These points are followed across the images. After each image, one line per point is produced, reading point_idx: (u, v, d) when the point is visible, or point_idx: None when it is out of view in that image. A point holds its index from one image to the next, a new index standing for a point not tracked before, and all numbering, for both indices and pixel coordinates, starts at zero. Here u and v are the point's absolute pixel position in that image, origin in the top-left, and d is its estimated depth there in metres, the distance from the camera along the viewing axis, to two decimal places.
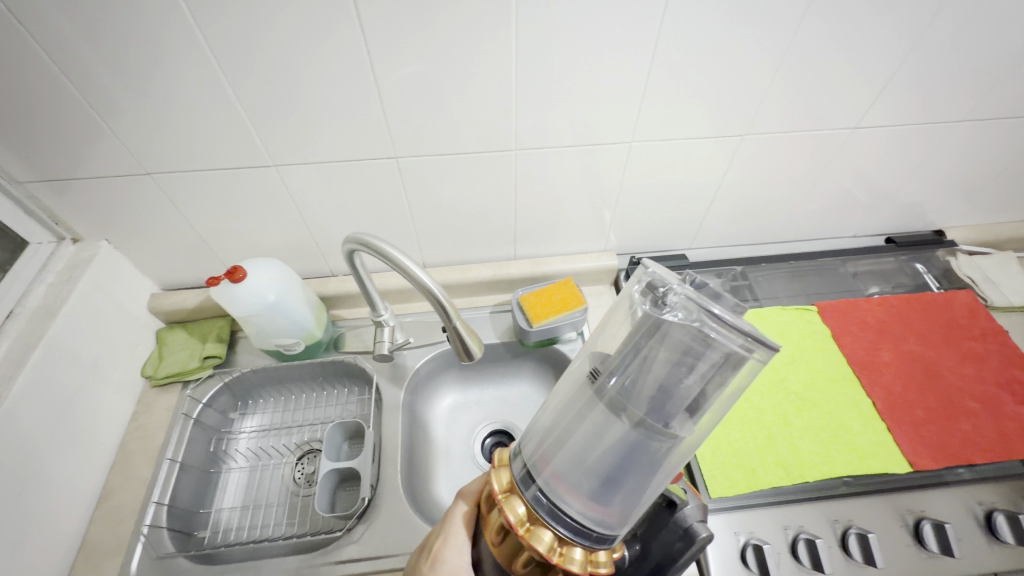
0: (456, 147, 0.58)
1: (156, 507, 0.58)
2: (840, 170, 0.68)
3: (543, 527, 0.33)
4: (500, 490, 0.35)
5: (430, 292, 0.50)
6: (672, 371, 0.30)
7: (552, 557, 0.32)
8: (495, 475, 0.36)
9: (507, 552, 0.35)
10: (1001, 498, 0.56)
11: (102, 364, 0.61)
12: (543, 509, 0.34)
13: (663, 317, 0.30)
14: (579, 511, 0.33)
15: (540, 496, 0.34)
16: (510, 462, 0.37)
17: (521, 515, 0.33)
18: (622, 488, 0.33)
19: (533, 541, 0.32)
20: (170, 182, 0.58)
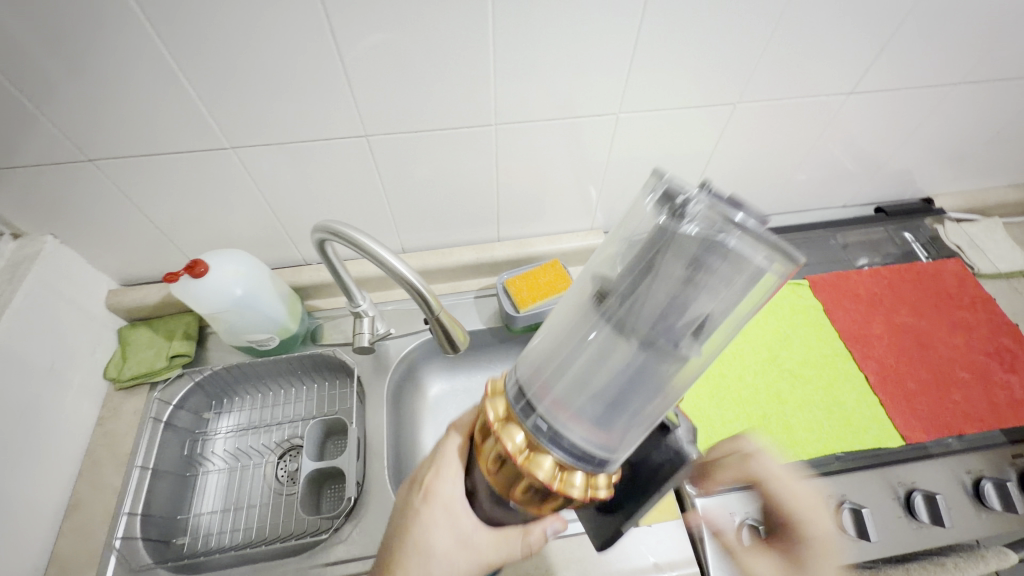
0: (432, 123, 0.54)
1: (128, 518, 0.54)
2: (833, 139, 0.66)
3: (543, 453, 0.29)
4: (495, 419, 0.31)
5: (408, 282, 0.47)
6: (687, 282, 0.28)
7: (553, 486, 0.29)
8: (489, 403, 0.32)
9: (503, 483, 0.32)
10: (989, 466, 0.57)
11: (58, 369, 0.56)
12: (543, 436, 0.30)
13: (682, 228, 0.28)
14: (582, 438, 0.30)
15: (540, 422, 0.30)
16: (504, 389, 0.33)
17: (518, 445, 0.30)
18: (626, 412, 0.30)
19: (533, 469, 0.29)
20: (117, 169, 0.52)
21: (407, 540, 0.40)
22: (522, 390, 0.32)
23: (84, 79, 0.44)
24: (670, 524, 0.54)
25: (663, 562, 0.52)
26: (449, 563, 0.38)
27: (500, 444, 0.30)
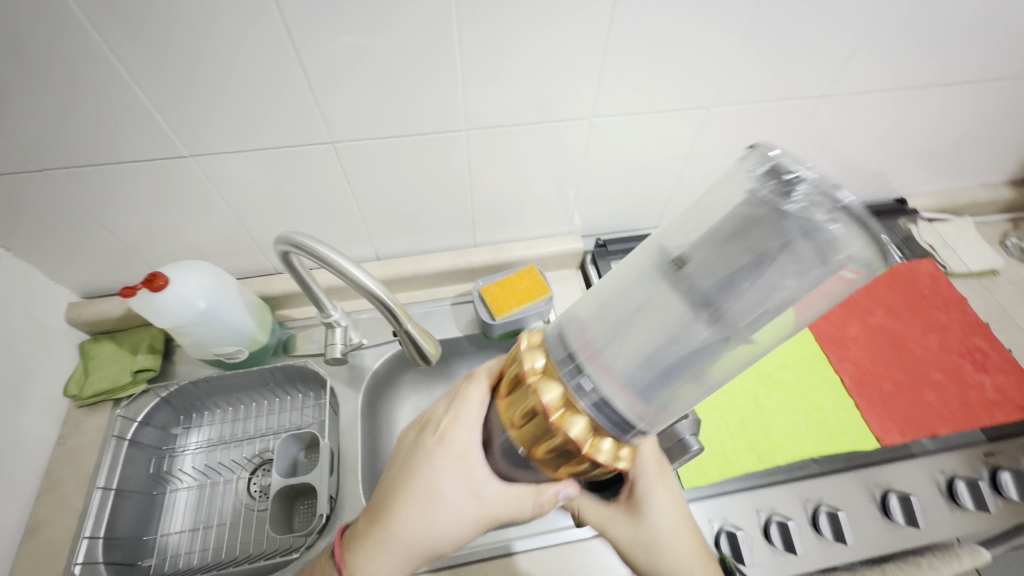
0: (401, 129, 0.52)
1: (89, 542, 0.52)
2: (807, 140, 0.66)
3: (578, 414, 0.30)
4: (532, 372, 0.31)
5: (375, 295, 0.46)
6: (771, 260, 0.27)
7: (583, 446, 0.30)
8: (528, 354, 0.32)
9: (527, 435, 0.32)
10: (962, 465, 0.57)
11: (15, 388, 0.54)
12: (585, 398, 0.30)
13: (787, 204, 0.27)
14: (625, 408, 0.29)
15: (584, 382, 0.30)
16: (545, 345, 0.33)
17: (554, 400, 0.30)
18: (673, 385, 0.29)
19: (566, 426, 0.29)
20: (71, 180, 0.50)
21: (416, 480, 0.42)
22: (569, 347, 0.32)
23: (28, 87, 0.42)
24: None
25: None
26: (458, 505, 0.41)
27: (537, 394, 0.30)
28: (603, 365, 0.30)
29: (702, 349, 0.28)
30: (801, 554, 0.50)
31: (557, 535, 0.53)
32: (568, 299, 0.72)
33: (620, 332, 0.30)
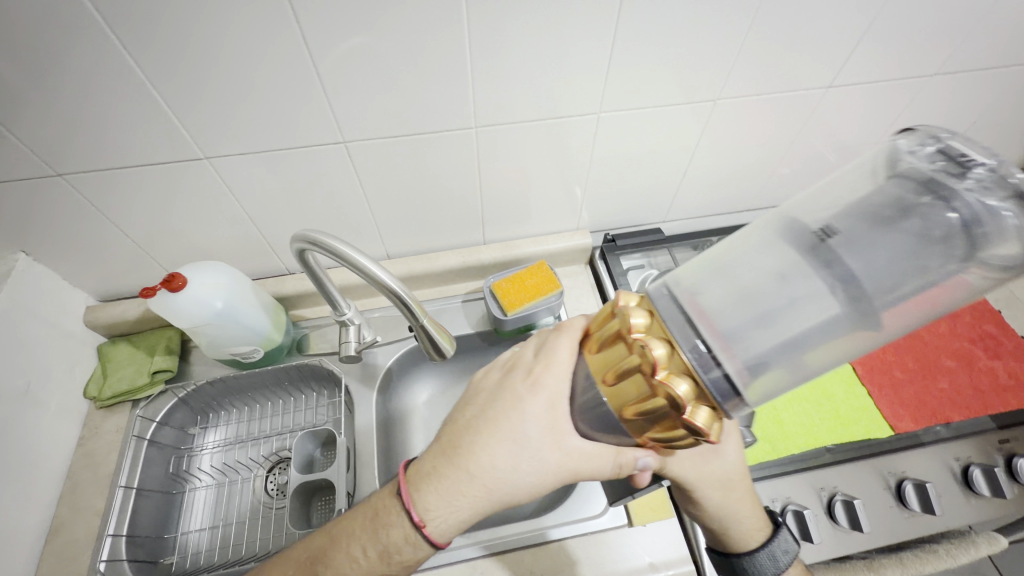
0: (411, 127, 0.53)
1: (113, 540, 0.53)
2: (813, 131, 0.66)
3: (683, 375, 0.28)
4: (638, 327, 0.30)
5: (391, 289, 0.46)
6: (923, 240, 0.26)
7: (688, 409, 0.28)
8: (632, 310, 0.31)
9: (623, 393, 0.31)
10: (976, 452, 0.57)
11: (36, 390, 0.55)
12: (693, 358, 0.29)
13: (959, 180, 0.27)
14: (734, 378, 0.28)
15: (698, 342, 0.29)
16: (652, 306, 0.32)
17: (662, 357, 0.29)
18: (794, 356, 0.28)
19: (670, 384, 0.28)
20: (89, 184, 0.51)
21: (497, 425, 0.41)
22: (680, 308, 0.30)
23: (48, 92, 0.43)
24: (663, 524, 0.54)
25: (659, 562, 0.52)
26: (541, 454, 0.39)
27: (645, 349, 0.29)
28: (715, 325, 0.29)
29: (830, 324, 0.27)
30: (817, 542, 0.51)
31: (580, 527, 0.54)
32: (578, 295, 0.73)
33: (737, 291, 0.29)
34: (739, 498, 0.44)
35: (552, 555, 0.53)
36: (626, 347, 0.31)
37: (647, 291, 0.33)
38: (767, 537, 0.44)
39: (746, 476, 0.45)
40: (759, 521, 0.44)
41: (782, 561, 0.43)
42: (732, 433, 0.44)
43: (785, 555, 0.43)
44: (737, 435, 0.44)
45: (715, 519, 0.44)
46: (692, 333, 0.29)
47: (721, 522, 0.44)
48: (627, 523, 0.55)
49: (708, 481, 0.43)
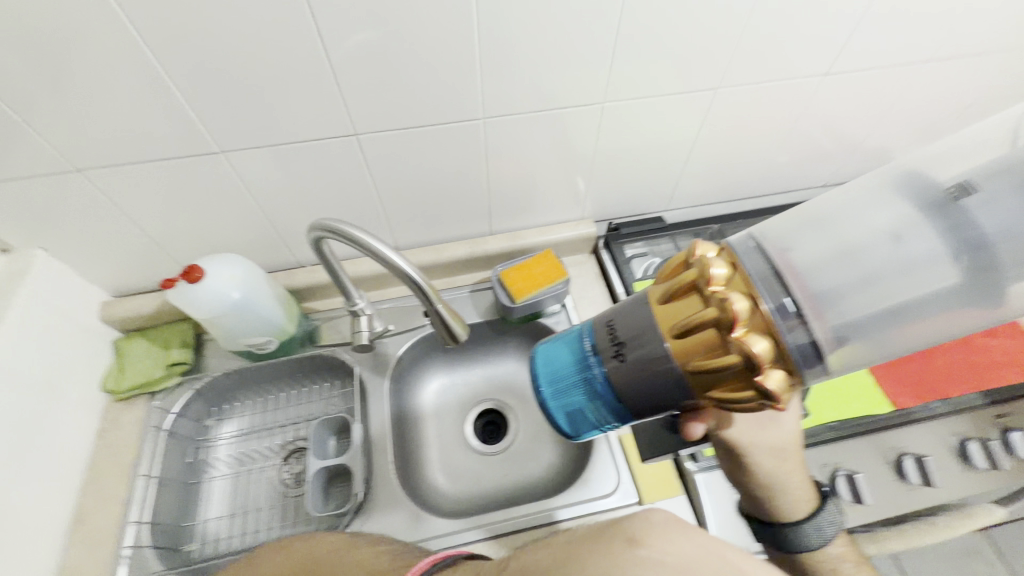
0: (421, 118, 0.54)
1: (136, 527, 0.55)
2: (811, 119, 0.68)
3: (761, 336, 0.32)
4: (720, 284, 0.34)
5: (406, 276, 0.47)
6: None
7: (762, 367, 0.31)
8: (715, 266, 0.34)
9: (692, 345, 0.34)
10: (973, 427, 0.59)
11: (56, 383, 0.56)
12: (772, 314, 0.33)
13: None
14: (813, 340, 0.33)
15: (785, 300, 0.33)
16: (739, 264, 0.35)
17: (743, 313, 0.32)
18: (886, 323, 0.34)
19: (750, 343, 0.31)
20: (106, 179, 0.52)
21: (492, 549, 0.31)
22: (771, 263, 0.35)
23: (72, 88, 0.44)
24: (670, 501, 0.56)
25: None
26: None
27: (727, 302, 0.32)
28: (805, 281, 0.34)
29: (937, 294, 0.33)
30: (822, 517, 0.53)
31: (589, 507, 0.57)
32: (583, 283, 0.74)
33: (844, 249, 0.35)
34: (790, 468, 0.46)
35: None
36: (704, 300, 0.34)
37: (730, 245, 0.37)
38: (815, 509, 0.45)
39: (799, 448, 0.47)
40: (807, 493, 0.46)
41: (827, 532, 0.44)
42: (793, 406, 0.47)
43: (831, 526, 0.44)
44: (794, 410, 0.48)
45: (763, 486, 0.46)
46: (779, 289, 0.34)
47: (771, 490, 0.46)
48: (636, 501, 0.57)
49: (761, 447, 0.46)
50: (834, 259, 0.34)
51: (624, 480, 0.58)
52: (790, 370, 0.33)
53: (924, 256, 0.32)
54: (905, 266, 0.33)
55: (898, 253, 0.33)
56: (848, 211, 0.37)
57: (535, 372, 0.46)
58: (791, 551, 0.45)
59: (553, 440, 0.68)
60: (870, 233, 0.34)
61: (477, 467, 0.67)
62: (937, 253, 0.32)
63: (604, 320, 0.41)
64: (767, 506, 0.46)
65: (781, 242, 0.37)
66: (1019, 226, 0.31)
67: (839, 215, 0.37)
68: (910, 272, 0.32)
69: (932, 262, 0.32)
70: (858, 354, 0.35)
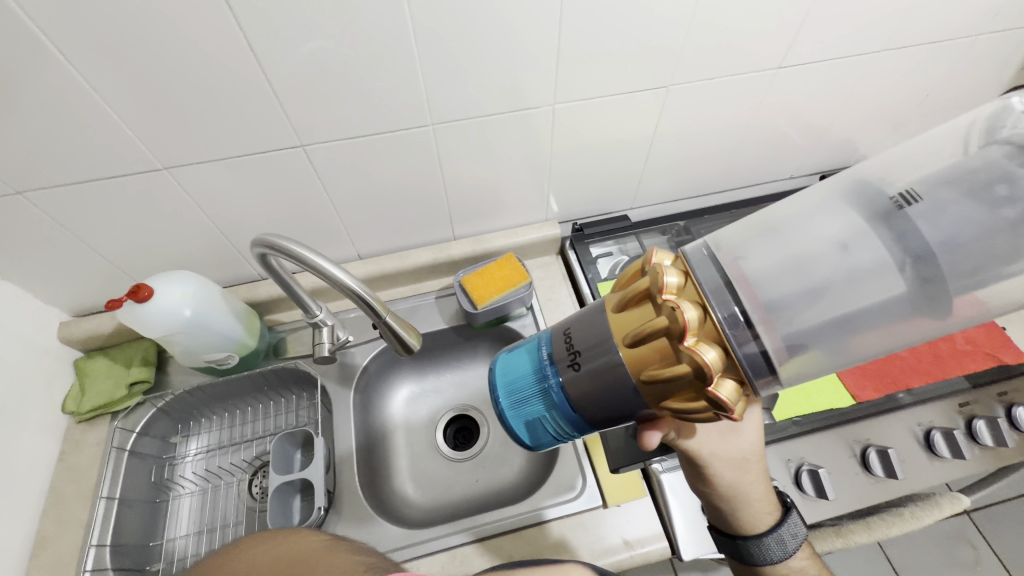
0: (369, 127, 0.53)
1: (97, 550, 0.54)
2: (771, 109, 0.67)
3: (711, 347, 0.31)
4: (672, 292, 0.33)
5: (351, 290, 0.47)
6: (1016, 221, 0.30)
7: (712, 377, 0.30)
8: (668, 273, 0.33)
9: (647, 354, 0.33)
10: (939, 416, 0.59)
11: (12, 408, 0.55)
12: (721, 324, 0.32)
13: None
14: (764, 348, 0.33)
15: (735, 311, 0.33)
16: (692, 271, 0.34)
17: (692, 322, 0.31)
18: (828, 330, 0.33)
19: (701, 354, 0.30)
20: (49, 200, 0.51)
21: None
22: (722, 271, 0.34)
23: (3, 114, 0.43)
24: (636, 503, 0.55)
25: (633, 540, 0.53)
26: None
27: (677, 311, 0.31)
28: (756, 293, 0.33)
29: (875, 297, 0.32)
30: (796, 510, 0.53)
31: (558, 509, 0.56)
32: (550, 285, 0.74)
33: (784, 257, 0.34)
34: (752, 478, 0.46)
35: (531, 540, 0.55)
36: (656, 309, 0.33)
37: (685, 254, 0.36)
38: (776, 520, 0.44)
39: (761, 457, 0.47)
40: (770, 504, 0.45)
41: (790, 545, 0.43)
42: (751, 414, 0.46)
43: (793, 539, 0.43)
44: (755, 417, 0.47)
45: (727, 495, 0.45)
46: (729, 299, 0.33)
47: (733, 500, 0.45)
48: (602, 504, 0.56)
49: (721, 458, 0.45)
50: (768, 262, 0.34)
51: (590, 483, 0.58)
52: (739, 381, 0.33)
53: (866, 261, 0.32)
54: (842, 270, 0.32)
55: (835, 258, 0.32)
56: (786, 216, 0.36)
57: (493, 383, 0.45)
58: (752, 563, 0.44)
59: (523, 445, 0.68)
60: (805, 238, 0.34)
61: (447, 475, 0.67)
62: (874, 258, 0.32)
63: (561, 330, 0.40)
64: (732, 517, 0.45)
65: (730, 246, 0.36)
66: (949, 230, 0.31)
67: (776, 220, 0.37)
68: (848, 276, 0.32)
69: (869, 267, 0.32)
70: (813, 360, 0.34)
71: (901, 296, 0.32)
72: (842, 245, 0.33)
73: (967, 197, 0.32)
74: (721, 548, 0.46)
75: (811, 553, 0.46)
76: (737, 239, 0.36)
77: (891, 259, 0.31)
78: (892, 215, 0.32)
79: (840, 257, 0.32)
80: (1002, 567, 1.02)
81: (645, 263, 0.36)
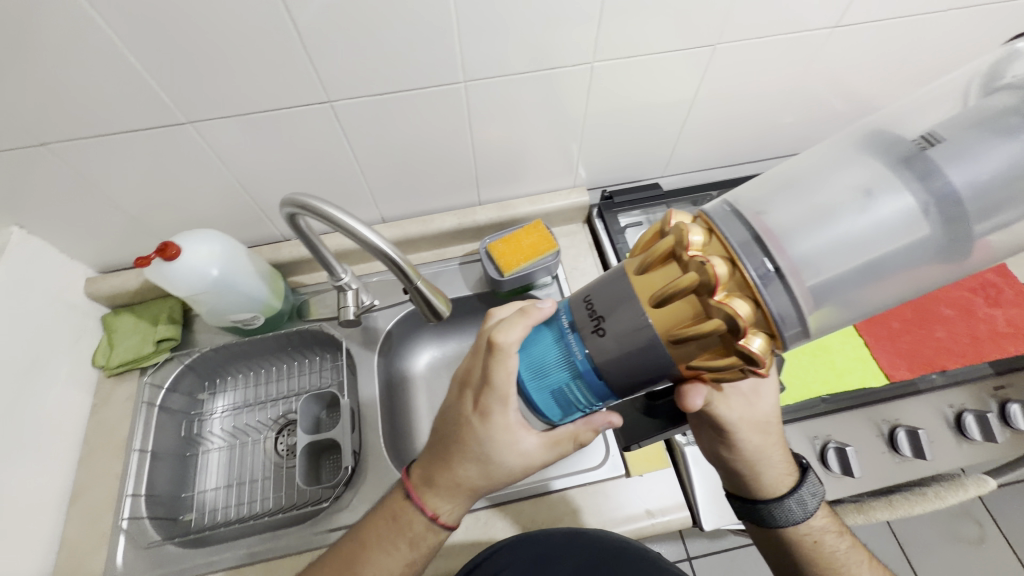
0: (396, 84, 0.51)
1: (133, 499, 0.56)
2: (817, 75, 0.64)
3: (744, 299, 0.27)
4: (696, 247, 0.29)
5: (380, 251, 0.46)
6: None
7: (744, 332, 0.27)
8: (691, 229, 0.29)
9: (671, 314, 0.30)
10: (970, 398, 0.58)
11: (45, 362, 0.56)
12: (752, 278, 0.28)
13: None
14: (797, 300, 0.28)
15: (766, 265, 0.28)
16: (715, 224, 0.30)
17: (724, 276, 0.27)
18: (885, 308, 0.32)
19: (734, 307, 0.27)
20: (72, 152, 0.50)
21: (496, 386, 0.37)
22: (749, 226, 0.30)
23: (20, 57, 0.41)
24: (660, 474, 0.56)
25: (655, 509, 0.54)
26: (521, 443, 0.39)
27: (706, 264, 0.27)
28: (785, 248, 0.29)
29: (940, 276, 0.30)
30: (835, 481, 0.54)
31: (580, 478, 0.56)
32: (575, 253, 0.72)
33: None
34: (774, 443, 0.45)
35: (555, 504, 0.55)
36: (681, 267, 0.30)
37: (705, 211, 0.31)
38: (796, 483, 0.45)
39: (781, 422, 0.46)
40: (790, 467, 0.45)
41: (809, 505, 0.44)
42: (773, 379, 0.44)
43: (813, 498, 0.44)
44: (777, 381, 0.46)
45: (749, 462, 0.44)
46: (760, 253, 0.29)
47: (755, 467, 0.44)
48: (625, 474, 0.56)
49: (749, 423, 0.43)
50: (795, 219, 0.30)
51: (614, 453, 0.58)
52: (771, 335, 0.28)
53: (891, 211, 0.28)
54: (860, 228, 0.28)
55: (858, 216, 0.28)
56: (803, 168, 0.33)
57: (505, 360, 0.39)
58: (772, 526, 0.44)
59: None
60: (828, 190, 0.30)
61: None
62: (898, 208, 0.28)
63: (581, 297, 0.36)
64: (752, 484, 0.45)
65: (750, 202, 0.32)
66: (989, 167, 0.27)
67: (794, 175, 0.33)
68: (872, 233, 0.28)
69: (892, 219, 0.28)
70: (832, 321, 0.31)
71: (924, 249, 0.28)
72: (865, 191, 0.29)
73: (997, 133, 0.28)
74: (740, 513, 0.46)
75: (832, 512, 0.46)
76: (754, 194, 0.32)
77: (914, 202, 0.27)
78: (913, 156, 0.28)
79: (860, 206, 0.28)
80: (1008, 547, 1.03)
81: (664, 224, 0.33)
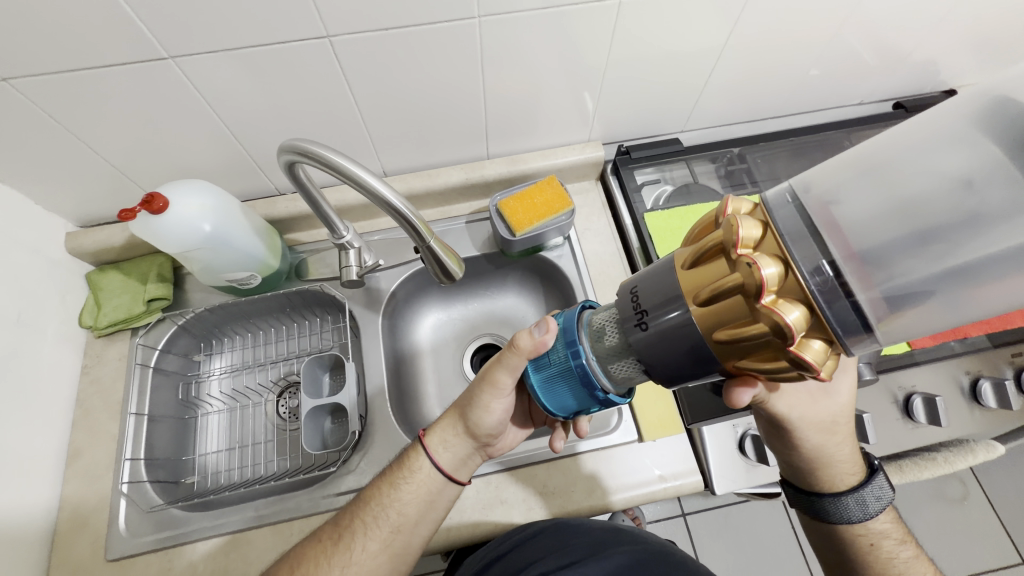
0: (403, 17, 0.45)
1: (132, 463, 0.54)
2: (857, 24, 0.58)
3: (795, 303, 0.24)
4: (745, 244, 0.26)
5: (390, 207, 0.42)
6: None
7: (794, 338, 0.24)
8: (743, 223, 0.26)
9: (713, 319, 0.27)
10: (986, 365, 0.58)
11: (28, 321, 0.53)
12: (808, 279, 0.25)
13: None
14: (863, 303, 0.26)
15: (823, 262, 0.26)
16: (769, 218, 0.28)
17: (771, 280, 0.24)
18: None
19: (783, 312, 0.24)
20: (40, 91, 0.44)
21: None
22: (807, 218, 0.27)
23: None
24: (673, 440, 0.55)
25: (668, 474, 0.53)
26: None
27: (753, 267, 0.24)
28: (849, 242, 0.26)
29: None
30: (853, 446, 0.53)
31: (595, 442, 0.55)
32: (588, 213, 0.69)
33: None
34: (837, 440, 0.45)
35: (567, 469, 0.54)
36: (728, 266, 0.27)
37: (764, 202, 0.29)
38: (861, 482, 0.44)
39: (850, 420, 0.46)
40: (855, 465, 0.44)
41: (870, 507, 0.43)
42: (845, 377, 0.45)
43: (876, 502, 0.43)
44: (850, 380, 0.46)
45: (809, 457, 0.44)
46: (815, 249, 0.26)
47: (817, 463, 0.44)
48: (638, 438, 0.56)
49: (809, 421, 0.44)
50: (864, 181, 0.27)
51: (626, 418, 0.57)
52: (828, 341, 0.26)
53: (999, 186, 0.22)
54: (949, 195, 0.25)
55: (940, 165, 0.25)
56: (882, 141, 0.29)
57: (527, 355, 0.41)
58: (829, 521, 0.44)
59: None
60: (908, 150, 0.27)
61: None
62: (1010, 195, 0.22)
63: (627, 288, 0.33)
64: (812, 477, 0.45)
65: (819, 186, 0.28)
66: None
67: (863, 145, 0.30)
68: (966, 217, 0.23)
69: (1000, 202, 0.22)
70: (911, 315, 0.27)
71: None
72: (965, 183, 0.23)
73: None
74: (797, 502, 0.46)
75: (897, 517, 0.45)
76: (828, 180, 0.29)
77: None
78: None
79: (940, 154, 0.25)
80: (991, 509, 1.07)
81: (718, 213, 0.29)
